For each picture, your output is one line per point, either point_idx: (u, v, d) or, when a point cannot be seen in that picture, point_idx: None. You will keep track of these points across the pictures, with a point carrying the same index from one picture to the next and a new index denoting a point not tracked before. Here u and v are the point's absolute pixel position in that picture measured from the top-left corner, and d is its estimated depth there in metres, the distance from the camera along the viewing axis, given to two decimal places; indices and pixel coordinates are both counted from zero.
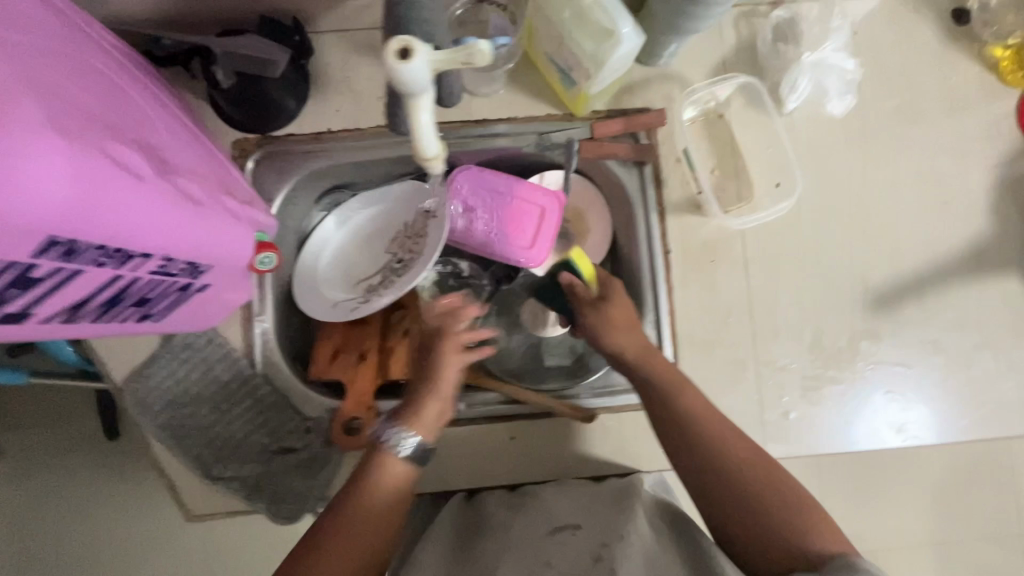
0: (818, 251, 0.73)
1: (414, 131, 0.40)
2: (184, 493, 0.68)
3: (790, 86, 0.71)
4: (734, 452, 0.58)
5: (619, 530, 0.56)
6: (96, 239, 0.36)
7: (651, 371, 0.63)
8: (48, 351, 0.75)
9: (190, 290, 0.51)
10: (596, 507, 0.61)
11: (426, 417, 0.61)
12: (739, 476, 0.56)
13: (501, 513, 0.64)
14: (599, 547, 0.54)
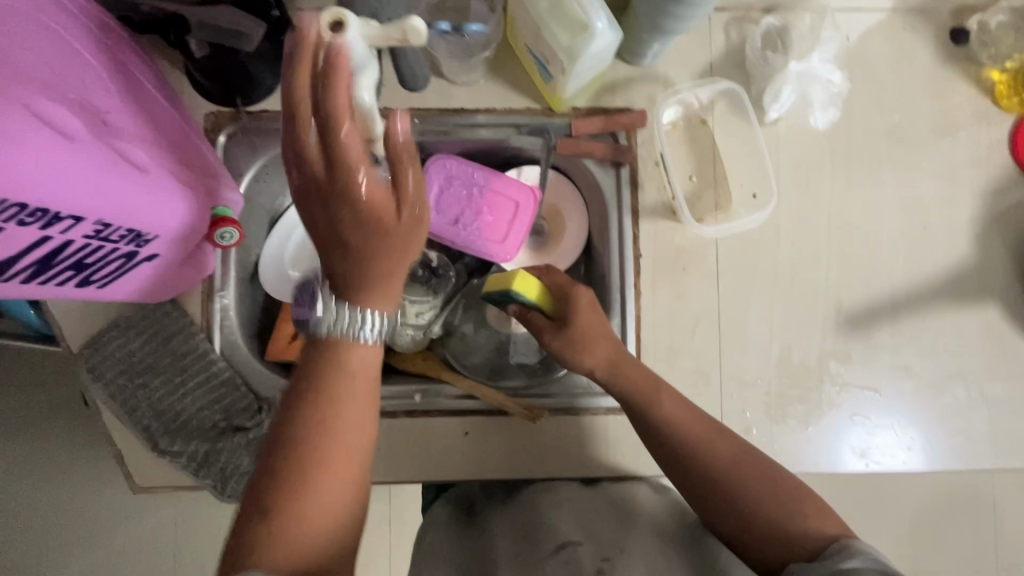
0: (793, 265, 0.71)
1: (354, 107, 0.39)
2: (131, 464, 0.67)
3: (773, 95, 0.69)
4: (734, 469, 0.57)
5: (619, 545, 0.60)
6: (13, 196, 0.35)
7: (627, 383, 0.61)
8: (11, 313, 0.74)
9: (136, 259, 0.51)
10: (599, 521, 0.63)
11: (385, 280, 0.43)
12: (731, 480, 0.56)
13: (505, 527, 0.66)
14: (601, 562, 0.58)
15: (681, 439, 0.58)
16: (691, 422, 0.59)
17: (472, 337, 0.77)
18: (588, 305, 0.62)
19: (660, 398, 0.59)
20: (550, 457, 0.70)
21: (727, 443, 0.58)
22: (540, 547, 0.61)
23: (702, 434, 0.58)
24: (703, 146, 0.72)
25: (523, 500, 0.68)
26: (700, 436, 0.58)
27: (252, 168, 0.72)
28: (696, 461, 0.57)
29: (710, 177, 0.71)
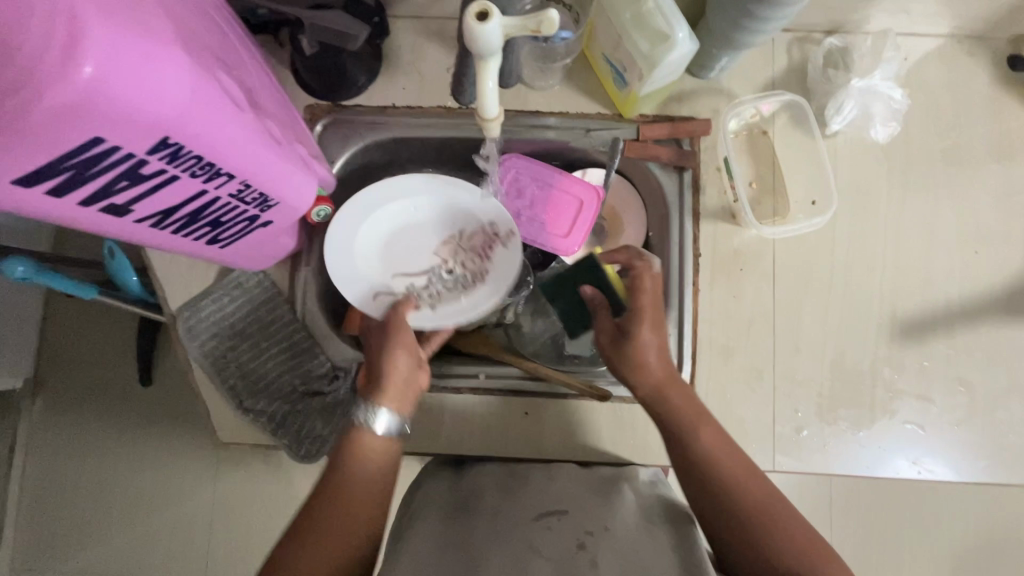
0: (848, 273, 0.74)
1: (478, 91, 0.44)
2: (216, 419, 0.73)
3: (836, 108, 0.73)
4: (753, 501, 0.54)
5: (605, 522, 0.57)
6: (196, 151, 0.41)
7: (666, 403, 0.60)
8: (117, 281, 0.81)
9: (254, 223, 0.57)
10: (583, 493, 0.61)
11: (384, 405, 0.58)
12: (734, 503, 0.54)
13: (490, 488, 0.64)
14: (583, 536, 0.55)
15: (705, 466, 0.56)
16: (722, 446, 0.57)
17: (529, 328, 0.82)
18: (650, 325, 0.62)
19: (703, 429, 0.58)
20: (603, 441, 0.73)
21: (755, 477, 0.55)
22: (521, 510, 0.59)
23: (728, 465, 0.56)
24: (763, 155, 0.76)
25: (512, 470, 0.67)
26: (723, 463, 0.56)
27: (341, 156, 0.76)
28: (724, 494, 0.54)
29: (769, 185, 0.75)
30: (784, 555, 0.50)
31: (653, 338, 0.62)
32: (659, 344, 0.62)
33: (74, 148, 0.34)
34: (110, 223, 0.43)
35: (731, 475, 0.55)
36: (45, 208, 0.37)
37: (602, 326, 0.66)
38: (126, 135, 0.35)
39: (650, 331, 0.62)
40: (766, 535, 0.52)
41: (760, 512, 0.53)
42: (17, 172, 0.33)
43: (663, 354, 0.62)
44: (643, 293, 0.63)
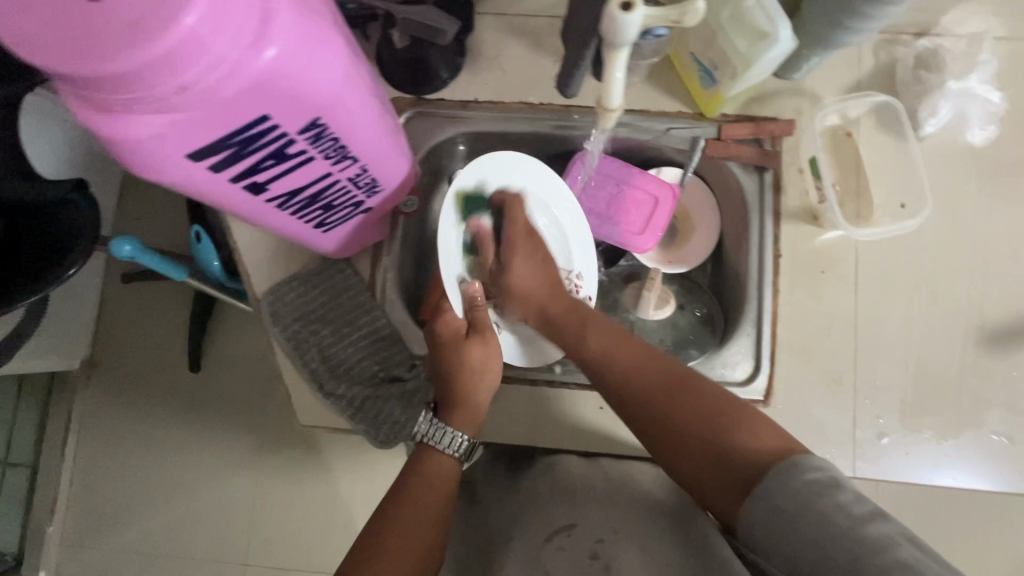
0: (934, 278, 0.73)
1: (605, 82, 0.46)
2: (297, 401, 0.75)
3: (930, 109, 0.72)
4: (659, 395, 0.55)
5: (612, 526, 0.57)
6: (336, 132, 0.42)
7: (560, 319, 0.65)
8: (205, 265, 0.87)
9: (358, 208, 0.58)
10: (592, 503, 0.61)
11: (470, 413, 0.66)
12: (660, 419, 0.54)
13: (503, 512, 0.68)
14: (595, 545, 0.55)
15: (608, 367, 0.59)
16: (619, 350, 0.59)
17: None
18: (522, 254, 0.69)
19: (586, 330, 0.62)
20: None
21: (657, 362, 0.57)
22: (533, 534, 0.59)
23: (630, 369, 0.57)
24: (847, 157, 0.75)
25: (524, 485, 0.69)
26: (629, 365, 0.58)
27: (424, 148, 0.78)
28: (631, 396, 0.56)
29: (853, 187, 0.74)
30: (711, 444, 0.51)
31: (530, 262, 0.69)
32: (540, 265, 0.69)
33: (242, 126, 0.35)
34: (246, 201, 0.44)
35: (640, 381, 0.56)
36: (200, 183, 0.39)
37: (489, 259, 0.71)
38: (287, 114, 0.37)
39: (536, 259, 0.69)
40: (685, 426, 0.53)
41: (670, 404, 0.54)
42: (191, 147, 0.35)
43: (545, 278, 0.68)
44: (532, 237, 0.70)
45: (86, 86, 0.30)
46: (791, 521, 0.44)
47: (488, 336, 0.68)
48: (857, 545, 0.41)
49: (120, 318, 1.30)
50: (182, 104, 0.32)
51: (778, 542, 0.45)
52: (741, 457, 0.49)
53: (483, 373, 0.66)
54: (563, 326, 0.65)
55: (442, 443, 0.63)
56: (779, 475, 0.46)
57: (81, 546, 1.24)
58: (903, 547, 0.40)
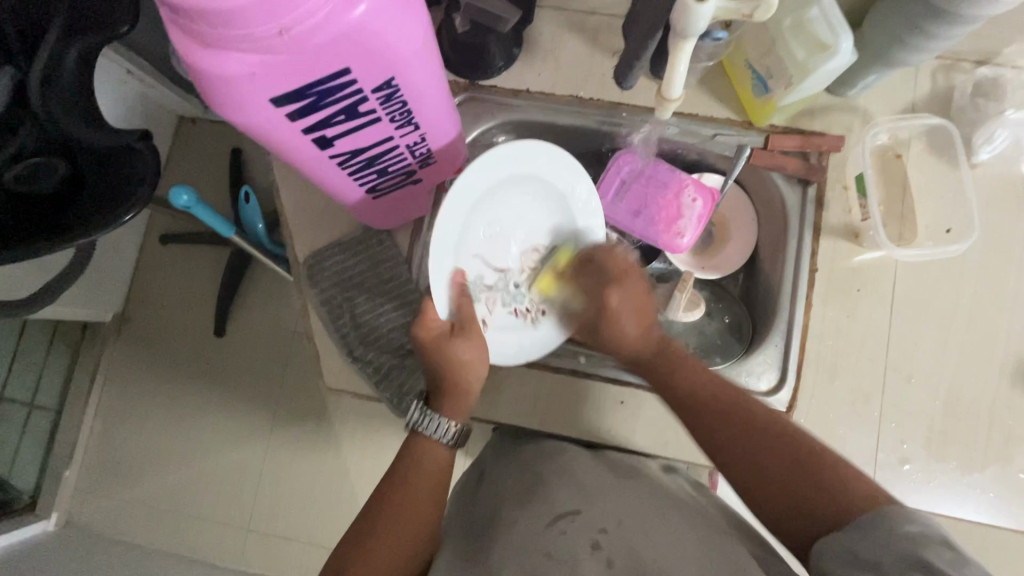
0: (972, 307, 0.72)
1: (668, 72, 0.50)
2: (324, 363, 0.76)
3: (985, 137, 0.72)
4: (743, 429, 0.55)
5: (617, 517, 0.54)
6: (405, 95, 0.44)
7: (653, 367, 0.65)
8: (247, 224, 0.94)
9: (409, 178, 0.60)
10: (600, 492, 0.58)
11: (454, 394, 0.65)
12: (754, 448, 0.54)
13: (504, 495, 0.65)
14: (597, 535, 0.52)
15: (688, 396, 0.60)
16: (706, 380, 0.61)
17: None
18: (624, 309, 0.67)
19: (676, 372, 0.63)
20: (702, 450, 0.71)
21: (721, 395, 0.59)
22: (538, 516, 0.56)
23: (726, 406, 0.58)
24: (894, 179, 0.74)
25: (534, 463, 0.66)
26: (713, 392, 0.59)
27: (472, 133, 0.80)
28: (706, 433, 0.58)
29: (897, 208, 0.74)
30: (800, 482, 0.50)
31: (629, 311, 0.67)
32: (637, 309, 0.67)
33: (323, 76, 0.38)
34: (310, 154, 0.47)
35: (720, 422, 0.57)
36: (275, 129, 0.42)
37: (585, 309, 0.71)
38: (364, 68, 0.39)
39: (637, 306, 0.67)
40: (768, 476, 0.52)
41: (753, 444, 0.54)
42: (275, 90, 0.38)
43: (638, 323, 0.67)
44: (631, 278, 0.69)
45: (193, 20, 0.33)
46: (853, 549, 0.43)
47: (475, 334, 0.65)
48: (908, 557, 0.40)
49: (157, 276, 1.34)
50: (275, 47, 0.35)
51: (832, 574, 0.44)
52: (839, 500, 0.47)
53: (469, 367, 0.64)
54: (653, 363, 0.65)
55: (432, 430, 0.63)
56: (871, 521, 0.44)
57: (99, 490, 1.28)
58: (929, 545, 0.40)
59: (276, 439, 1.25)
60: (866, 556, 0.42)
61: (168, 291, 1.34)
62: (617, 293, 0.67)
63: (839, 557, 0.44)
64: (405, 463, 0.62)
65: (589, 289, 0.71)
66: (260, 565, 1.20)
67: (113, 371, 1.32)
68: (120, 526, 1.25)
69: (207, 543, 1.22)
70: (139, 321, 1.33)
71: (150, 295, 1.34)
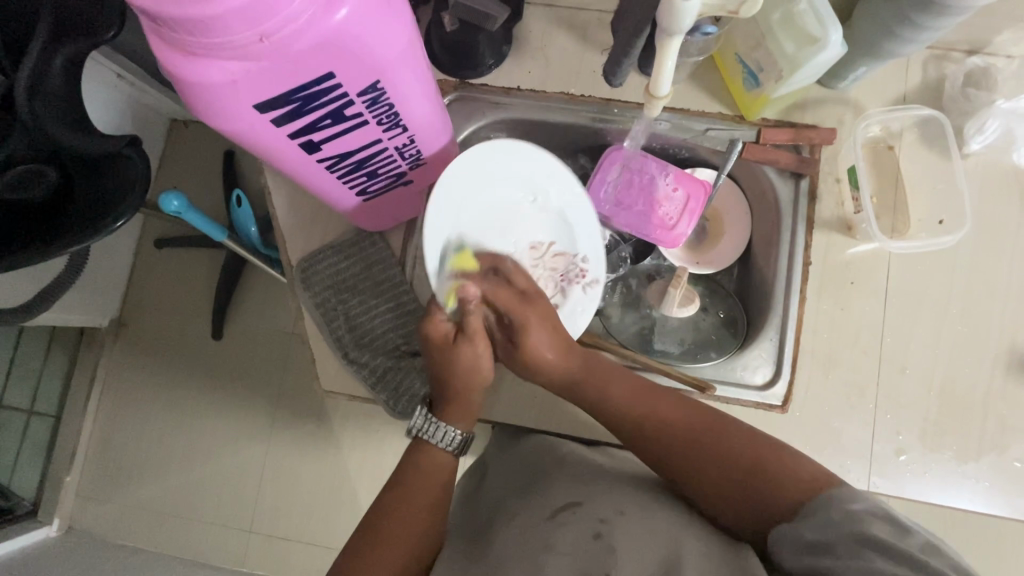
0: (966, 298, 0.72)
1: (655, 70, 0.50)
2: (320, 366, 0.76)
3: (977, 128, 0.72)
4: (681, 432, 0.58)
5: (617, 507, 0.54)
6: (391, 98, 0.44)
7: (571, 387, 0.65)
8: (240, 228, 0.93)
9: (399, 180, 0.60)
10: (602, 485, 0.58)
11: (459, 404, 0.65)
12: (688, 445, 0.57)
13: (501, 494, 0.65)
14: (598, 525, 0.52)
15: (628, 407, 0.61)
16: (639, 397, 0.61)
17: (618, 321, 0.81)
18: (536, 323, 0.63)
19: (610, 387, 0.63)
20: None
21: (670, 401, 0.61)
22: (535, 512, 0.56)
23: (666, 411, 0.60)
24: (886, 170, 0.74)
25: (536, 462, 0.66)
26: (662, 407, 0.60)
27: (463, 132, 0.80)
28: (640, 435, 0.60)
29: (890, 200, 0.74)
30: (754, 489, 0.52)
31: (544, 330, 0.63)
32: (553, 335, 0.63)
33: (307, 80, 0.38)
34: (297, 158, 0.46)
35: (660, 421, 0.60)
36: (262, 135, 0.42)
37: (497, 333, 0.66)
38: (348, 72, 0.39)
39: (550, 329, 0.63)
40: (704, 475, 0.55)
41: (691, 443, 0.57)
42: (260, 96, 0.38)
43: (558, 346, 0.63)
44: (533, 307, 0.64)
45: (174, 28, 0.33)
46: (802, 532, 0.47)
47: (479, 341, 0.63)
48: (854, 538, 0.44)
49: (153, 281, 1.34)
50: (257, 53, 0.34)
51: (790, 558, 0.47)
52: (777, 487, 0.51)
53: (472, 373, 0.64)
54: (582, 381, 0.64)
55: (434, 437, 0.63)
56: (814, 504, 0.48)
57: (100, 495, 1.28)
58: (873, 520, 0.44)
59: (275, 440, 1.25)
60: (810, 536, 0.46)
61: (164, 296, 1.33)
62: (531, 312, 0.63)
63: (794, 541, 0.47)
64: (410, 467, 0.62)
65: (492, 296, 0.64)
66: (262, 567, 1.20)
67: (111, 377, 1.32)
68: (121, 531, 1.25)
69: (209, 545, 1.22)
70: (135, 326, 1.33)
71: (146, 300, 1.33)
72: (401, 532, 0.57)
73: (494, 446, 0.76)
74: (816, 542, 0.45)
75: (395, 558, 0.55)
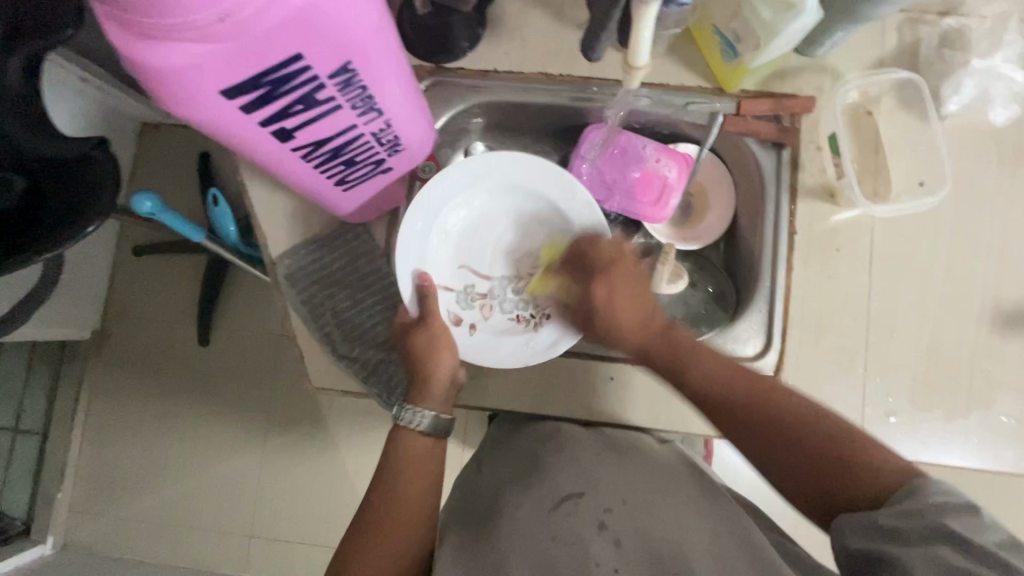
0: (948, 258, 0.73)
1: (633, 39, 0.49)
2: (309, 363, 0.75)
3: (954, 87, 0.72)
4: (754, 404, 0.55)
5: (620, 496, 0.55)
6: (364, 80, 0.43)
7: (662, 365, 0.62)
8: (218, 229, 0.91)
9: (378, 167, 0.59)
10: (605, 471, 0.59)
11: (425, 385, 0.63)
12: (776, 425, 0.54)
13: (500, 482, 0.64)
14: (603, 516, 0.53)
15: (716, 391, 0.58)
16: (730, 371, 0.58)
17: None
18: (621, 288, 0.64)
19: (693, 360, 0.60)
20: (695, 420, 0.71)
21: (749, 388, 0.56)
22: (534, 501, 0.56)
23: (746, 394, 0.56)
24: (866, 136, 0.75)
25: (535, 446, 0.66)
26: (745, 384, 0.57)
27: (442, 117, 0.78)
28: (723, 417, 0.57)
29: (872, 166, 0.74)
30: (832, 476, 0.50)
31: (630, 299, 0.64)
32: (633, 292, 0.64)
33: (274, 63, 0.37)
34: (270, 147, 0.45)
35: (737, 409, 0.56)
36: (230, 124, 0.40)
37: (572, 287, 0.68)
38: (316, 53, 0.37)
39: (631, 290, 0.64)
40: (796, 453, 0.52)
41: (777, 423, 0.54)
42: (224, 82, 0.36)
43: (636, 323, 0.64)
44: (623, 261, 0.65)
45: (127, 11, 0.31)
46: (878, 519, 0.44)
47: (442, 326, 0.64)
48: (932, 527, 0.42)
49: (135, 289, 1.31)
50: (218, 34, 0.33)
51: (852, 540, 0.45)
52: (860, 475, 0.49)
53: (436, 352, 0.64)
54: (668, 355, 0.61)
55: (409, 420, 0.62)
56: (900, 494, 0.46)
57: (95, 509, 1.25)
58: (952, 514, 0.42)
59: (271, 443, 1.24)
60: (885, 521, 0.44)
61: (146, 303, 1.30)
62: (601, 285, 0.64)
63: (860, 528, 0.45)
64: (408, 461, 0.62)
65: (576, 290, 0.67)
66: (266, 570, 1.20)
67: (97, 389, 1.29)
68: (118, 543, 1.23)
69: (210, 552, 1.21)
70: (118, 336, 1.30)
71: (129, 309, 1.30)
72: (396, 529, 0.58)
73: (492, 434, 0.77)
74: (891, 529, 0.43)
75: (390, 555, 0.57)
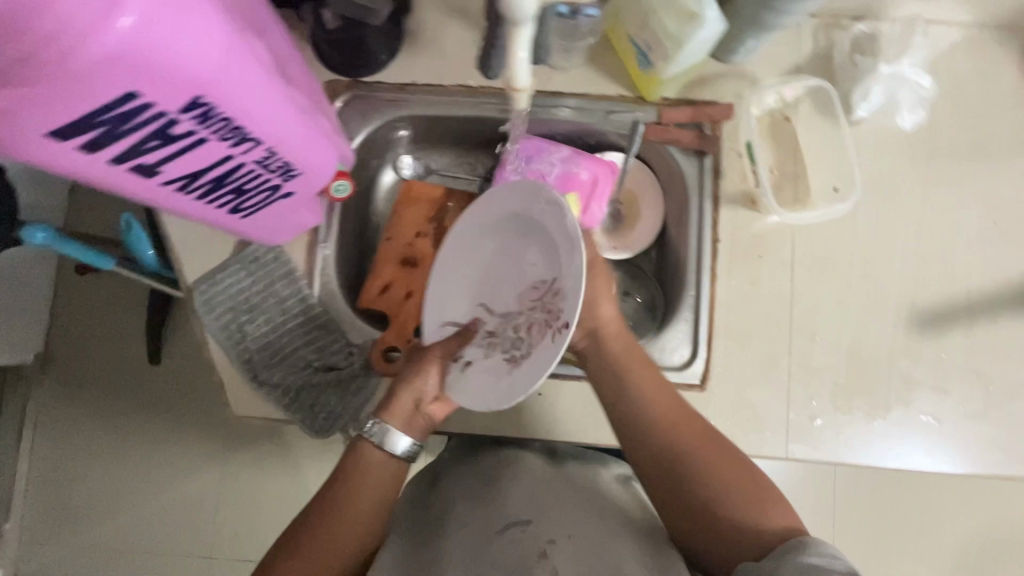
0: (866, 261, 0.74)
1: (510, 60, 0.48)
2: (229, 391, 0.72)
3: (864, 93, 0.73)
4: (682, 451, 0.57)
5: (567, 529, 0.54)
6: (224, 111, 0.41)
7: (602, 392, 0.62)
8: (136, 253, 0.88)
9: (277, 194, 0.57)
10: (558, 500, 0.57)
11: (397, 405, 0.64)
12: (695, 473, 0.56)
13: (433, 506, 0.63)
14: (546, 545, 0.52)
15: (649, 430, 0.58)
16: (675, 412, 0.59)
17: None
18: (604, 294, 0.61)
19: (637, 381, 0.60)
20: None
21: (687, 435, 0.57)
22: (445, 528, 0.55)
23: (681, 439, 0.57)
24: (784, 142, 0.75)
25: (482, 472, 0.64)
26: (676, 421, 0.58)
27: (362, 133, 0.77)
28: (654, 457, 0.58)
29: (791, 172, 0.75)
30: (726, 530, 0.53)
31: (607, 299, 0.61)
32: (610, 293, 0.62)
33: (108, 98, 0.35)
34: (136, 182, 0.44)
35: (664, 446, 0.57)
36: (80, 161, 0.39)
37: None
38: (156, 87, 0.36)
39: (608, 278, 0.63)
40: (714, 497, 0.54)
41: (698, 468, 0.56)
42: (55, 119, 0.35)
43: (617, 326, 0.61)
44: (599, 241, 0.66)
45: None
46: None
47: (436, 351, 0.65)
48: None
49: (71, 311, 1.26)
50: (31, 73, 0.32)
51: None
52: (745, 533, 0.52)
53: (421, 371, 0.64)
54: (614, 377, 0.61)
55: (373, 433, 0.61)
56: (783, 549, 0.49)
57: (36, 541, 1.21)
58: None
59: (219, 464, 1.20)
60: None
61: (83, 325, 1.25)
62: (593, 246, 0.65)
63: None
64: (347, 481, 0.60)
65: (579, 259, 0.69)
66: None
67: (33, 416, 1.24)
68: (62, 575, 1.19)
69: None
70: (55, 360, 1.25)
71: (65, 332, 1.25)
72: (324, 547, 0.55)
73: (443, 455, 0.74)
74: None
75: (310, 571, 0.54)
